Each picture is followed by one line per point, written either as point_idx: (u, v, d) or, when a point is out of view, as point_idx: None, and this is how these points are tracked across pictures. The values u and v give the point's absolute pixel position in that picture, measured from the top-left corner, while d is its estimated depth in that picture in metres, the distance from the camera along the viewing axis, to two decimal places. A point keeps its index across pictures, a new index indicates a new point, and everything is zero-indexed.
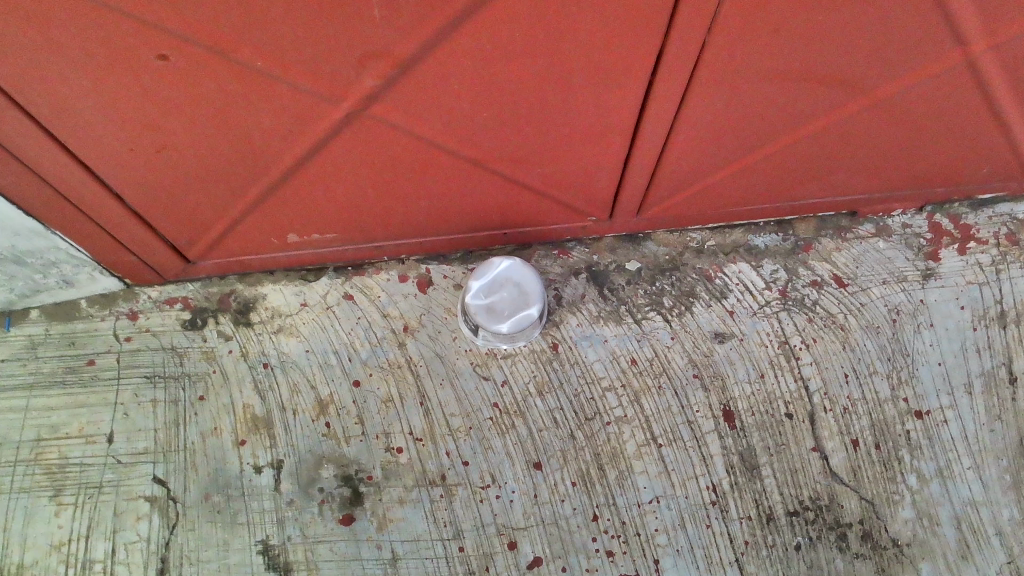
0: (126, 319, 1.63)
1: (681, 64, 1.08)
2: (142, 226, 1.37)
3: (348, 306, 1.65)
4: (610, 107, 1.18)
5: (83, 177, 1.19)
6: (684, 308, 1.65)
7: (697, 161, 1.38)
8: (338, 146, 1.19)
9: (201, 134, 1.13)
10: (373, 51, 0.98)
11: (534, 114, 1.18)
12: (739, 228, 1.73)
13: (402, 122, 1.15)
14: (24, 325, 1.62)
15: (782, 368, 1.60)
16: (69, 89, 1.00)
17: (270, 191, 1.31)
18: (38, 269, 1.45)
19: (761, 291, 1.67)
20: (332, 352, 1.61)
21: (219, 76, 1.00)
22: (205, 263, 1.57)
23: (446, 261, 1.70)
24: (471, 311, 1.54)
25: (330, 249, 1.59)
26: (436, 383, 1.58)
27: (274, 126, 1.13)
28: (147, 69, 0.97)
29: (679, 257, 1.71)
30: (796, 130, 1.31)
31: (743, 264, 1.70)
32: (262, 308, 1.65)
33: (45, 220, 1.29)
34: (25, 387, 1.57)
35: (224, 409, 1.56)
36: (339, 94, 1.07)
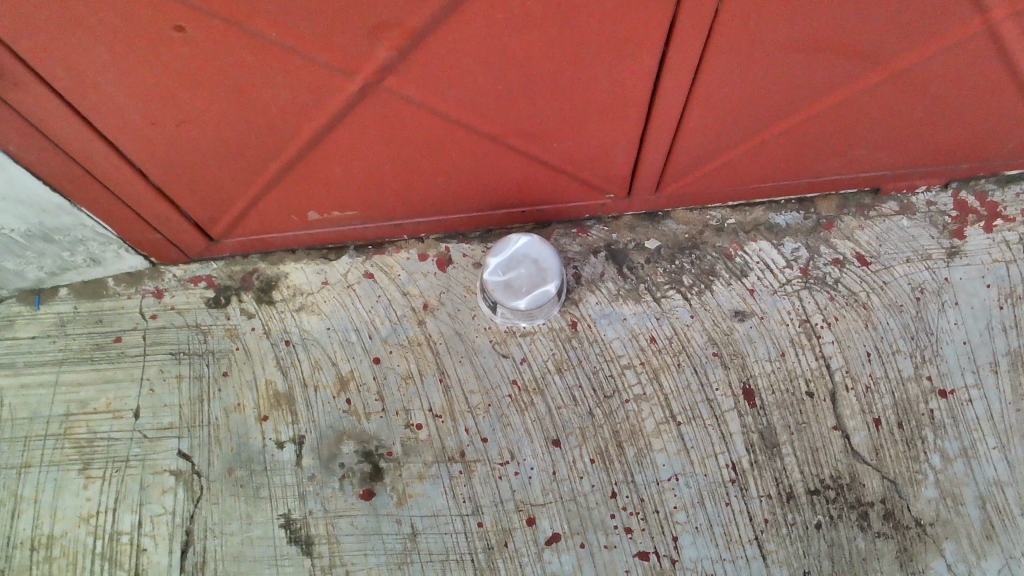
0: (151, 297, 1.66)
1: (694, 34, 1.07)
2: (166, 204, 1.39)
3: (368, 284, 1.66)
4: (623, 82, 1.17)
5: (106, 153, 1.21)
6: (704, 286, 1.64)
7: (715, 137, 1.36)
8: (354, 121, 1.20)
9: (220, 109, 1.14)
10: (385, 22, 0.99)
11: (550, 90, 1.18)
12: (760, 206, 1.71)
13: (417, 97, 1.15)
14: (53, 302, 1.65)
15: (803, 346, 1.59)
16: (91, 63, 1.02)
17: (289, 167, 1.32)
18: (65, 246, 1.48)
19: (782, 270, 1.65)
20: (353, 330, 1.62)
21: (238, 48, 1.01)
22: (227, 242, 1.59)
23: (465, 240, 1.71)
24: (488, 288, 1.55)
25: (350, 229, 1.59)
26: (455, 360, 1.59)
27: (291, 101, 1.13)
28: (165, 41, 0.99)
29: (699, 236, 1.69)
30: (816, 103, 1.29)
31: (764, 242, 1.68)
32: (284, 286, 1.66)
33: (71, 196, 1.31)
34: (55, 363, 1.61)
35: (247, 386, 1.58)
36: (353, 67, 1.07)
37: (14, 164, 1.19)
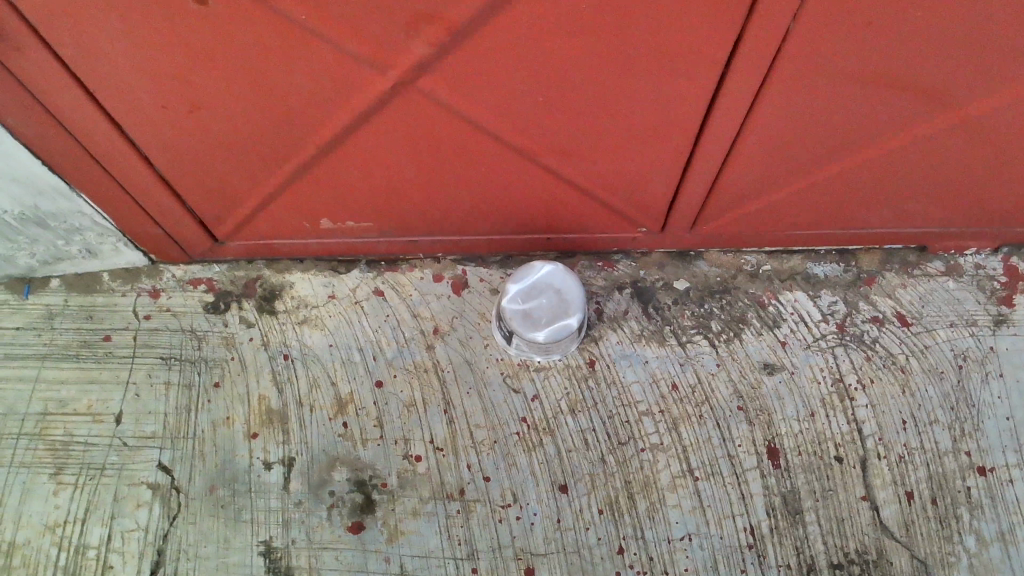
0: (147, 296, 1.56)
1: (758, 57, 0.98)
2: (171, 197, 1.30)
3: (377, 302, 1.57)
4: (673, 103, 1.08)
5: (111, 135, 1.12)
6: (733, 334, 1.54)
7: (762, 174, 1.27)
8: (380, 122, 1.11)
9: (237, 96, 1.05)
10: (425, 13, 0.90)
11: (594, 106, 1.09)
12: (798, 254, 1.61)
13: (450, 101, 1.07)
14: (43, 293, 1.56)
15: (834, 408, 1.49)
16: (102, 32, 0.93)
17: (306, 168, 1.23)
18: (60, 233, 1.39)
19: (817, 324, 1.55)
20: (357, 349, 1.52)
21: (262, 29, 0.93)
22: (232, 245, 1.50)
23: (484, 264, 1.61)
24: (506, 317, 1.45)
25: (364, 241, 1.50)
26: (462, 390, 1.49)
27: (314, 94, 1.05)
28: (184, 14, 0.90)
29: (732, 280, 1.59)
30: (875, 146, 1.20)
31: (800, 292, 1.58)
32: (288, 297, 1.57)
33: (70, 179, 1.23)
34: (38, 358, 1.51)
35: (239, 399, 1.48)
36: (385, 61, 0.98)
37: (11, 139, 1.11)
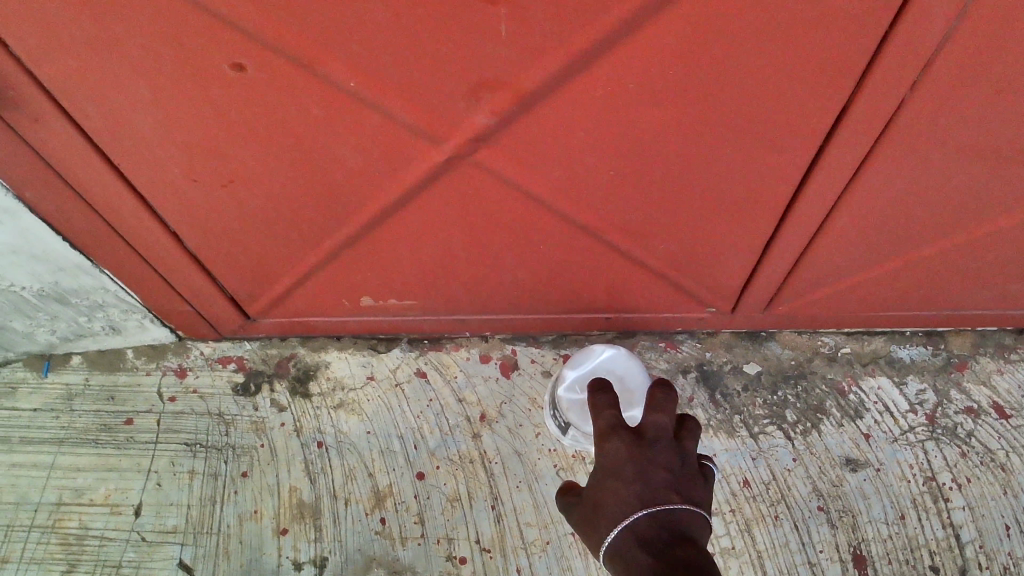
0: (172, 376, 1.45)
1: (865, 129, 0.86)
2: (201, 274, 1.19)
3: (420, 384, 1.45)
4: (762, 177, 0.96)
5: (137, 211, 1.02)
6: (810, 425, 1.39)
7: (853, 254, 1.14)
8: (432, 197, 1.00)
9: (275, 170, 0.95)
10: (491, 80, 0.79)
11: (672, 180, 0.97)
12: (880, 336, 1.47)
13: (512, 175, 0.96)
14: (63, 372, 1.46)
15: (927, 510, 1.32)
16: (130, 103, 0.83)
17: (348, 246, 1.12)
18: (83, 309, 1.29)
19: (905, 414, 1.40)
20: (397, 437, 1.40)
21: (306, 98, 0.82)
22: (265, 323, 1.39)
23: (535, 343, 1.49)
24: (562, 408, 1.32)
25: (406, 319, 1.39)
26: (512, 484, 1.35)
27: (361, 168, 0.94)
28: (220, 83, 0.80)
29: (807, 364, 1.45)
30: (984, 225, 1.07)
31: (884, 379, 1.43)
32: (323, 378, 1.45)
33: (93, 255, 1.13)
34: (55, 442, 1.41)
35: (268, 491, 1.35)
36: (442, 133, 0.88)
37: (31, 215, 1.02)
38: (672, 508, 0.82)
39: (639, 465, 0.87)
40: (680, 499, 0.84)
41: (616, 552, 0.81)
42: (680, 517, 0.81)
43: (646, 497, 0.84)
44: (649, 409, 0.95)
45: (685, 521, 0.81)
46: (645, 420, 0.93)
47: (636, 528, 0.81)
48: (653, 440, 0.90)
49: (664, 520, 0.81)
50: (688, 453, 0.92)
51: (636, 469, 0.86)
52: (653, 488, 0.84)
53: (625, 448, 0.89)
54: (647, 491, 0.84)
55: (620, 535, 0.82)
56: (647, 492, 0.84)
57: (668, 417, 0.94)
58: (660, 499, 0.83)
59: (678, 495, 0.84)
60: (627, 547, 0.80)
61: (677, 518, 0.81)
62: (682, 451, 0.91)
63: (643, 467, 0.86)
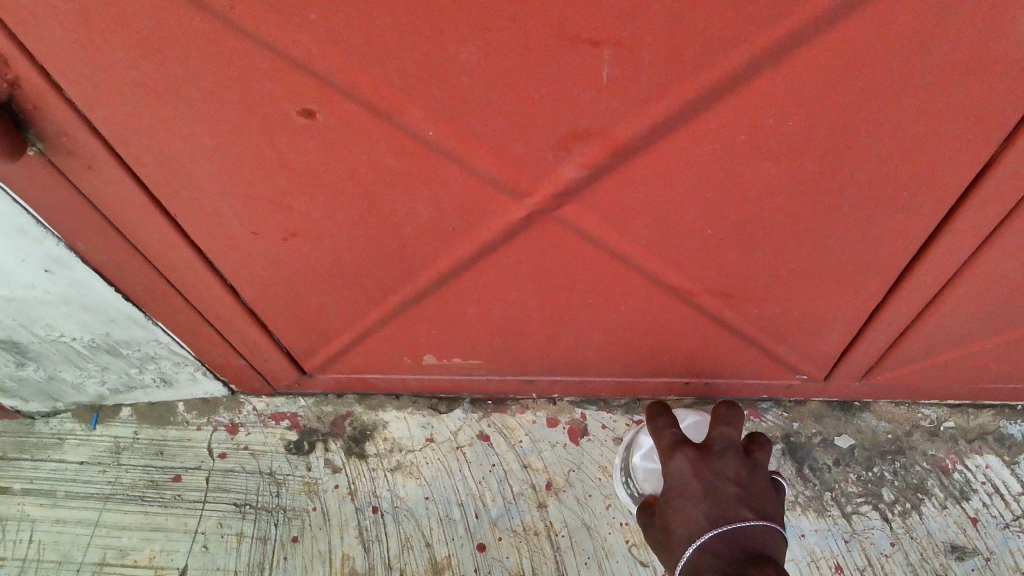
0: (223, 432, 1.39)
1: (1006, 190, 0.75)
2: (259, 329, 1.13)
3: (482, 448, 1.36)
4: (877, 240, 0.86)
5: (194, 265, 0.96)
6: (910, 505, 1.27)
7: (972, 324, 1.03)
8: (508, 254, 0.92)
9: (341, 224, 0.88)
10: (584, 130, 0.71)
11: (774, 241, 0.88)
12: (987, 410, 1.34)
13: (597, 234, 0.88)
14: (112, 424, 1.40)
15: None
16: (191, 154, 0.77)
17: (413, 303, 1.05)
18: (134, 361, 1.23)
19: (1017, 497, 1.26)
20: (457, 504, 1.30)
21: (378, 147, 0.75)
22: (322, 379, 1.31)
23: (606, 407, 1.39)
24: (638, 478, 1.19)
25: (471, 379, 1.30)
26: (580, 561, 1.25)
27: (434, 222, 0.87)
28: (288, 132, 0.73)
29: (905, 438, 1.33)
30: None
31: (992, 457, 1.30)
32: (381, 438, 1.37)
33: (147, 307, 1.07)
34: (100, 498, 1.35)
35: (319, 558, 1.27)
36: (525, 188, 0.80)
37: (83, 265, 0.97)
38: (747, 525, 0.82)
39: (707, 480, 0.89)
40: (753, 514, 0.84)
41: (689, 569, 0.81)
42: (753, 535, 0.81)
43: (716, 514, 0.85)
44: (718, 423, 1.01)
45: (760, 536, 0.82)
46: (714, 432, 0.99)
47: (709, 546, 0.81)
48: (721, 453, 0.94)
49: (740, 540, 0.81)
50: (757, 466, 0.95)
51: (703, 483, 0.89)
52: (723, 504, 0.86)
53: (689, 463, 0.92)
54: (717, 507, 0.86)
55: (691, 555, 0.82)
56: (718, 507, 0.86)
57: (735, 429, 1.00)
58: (734, 516, 0.84)
59: (752, 512, 0.85)
60: (703, 566, 0.79)
61: (751, 534, 0.82)
62: (751, 463, 0.95)
63: (710, 481, 0.89)
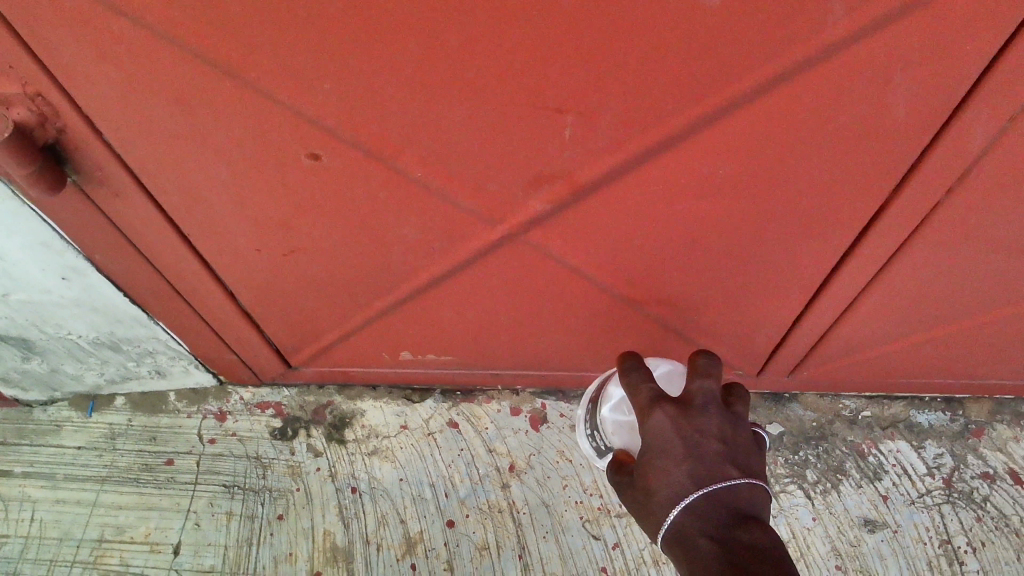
0: (213, 419, 1.50)
1: (900, 224, 0.90)
2: (252, 328, 1.24)
3: (452, 435, 1.49)
4: (798, 261, 1.01)
5: (200, 274, 1.07)
6: (830, 485, 1.44)
7: (882, 328, 1.19)
8: (482, 268, 1.05)
9: (335, 242, 1.00)
10: (550, 173, 0.84)
11: (711, 260, 1.02)
12: (899, 401, 1.51)
13: (559, 252, 1.01)
14: (107, 412, 1.51)
15: (943, 572, 1.35)
16: (208, 186, 0.88)
17: (394, 306, 1.17)
18: (132, 356, 1.34)
19: (922, 478, 1.44)
20: (428, 484, 1.44)
21: (373, 182, 0.87)
22: (306, 371, 1.44)
23: (564, 398, 1.54)
24: (607, 432, 1.04)
25: (443, 372, 1.43)
26: (539, 535, 1.40)
27: (417, 242, 0.99)
28: (296, 170, 0.85)
29: (828, 425, 1.49)
30: (1005, 306, 1.10)
31: (903, 442, 1.48)
32: (359, 425, 1.50)
33: (151, 309, 1.19)
34: (98, 479, 1.46)
35: (303, 534, 1.40)
36: (498, 216, 0.93)
37: (97, 274, 1.07)
38: (732, 484, 0.76)
39: (690, 439, 0.80)
40: (739, 473, 0.78)
41: (674, 533, 0.75)
42: (738, 494, 0.76)
43: (702, 476, 0.77)
44: (695, 375, 0.88)
45: (746, 497, 0.76)
46: (691, 387, 0.86)
47: (696, 511, 0.74)
48: (702, 407, 0.84)
49: (726, 500, 0.75)
50: (739, 420, 0.86)
51: (685, 442, 0.79)
52: (708, 464, 0.78)
53: (670, 420, 0.81)
54: (703, 468, 0.78)
55: (677, 519, 0.75)
56: (702, 469, 0.78)
57: (715, 384, 0.86)
58: (719, 476, 0.77)
59: (736, 470, 0.78)
60: (691, 533, 0.74)
61: (737, 496, 0.76)
62: (734, 417, 0.85)
63: (694, 440, 0.80)
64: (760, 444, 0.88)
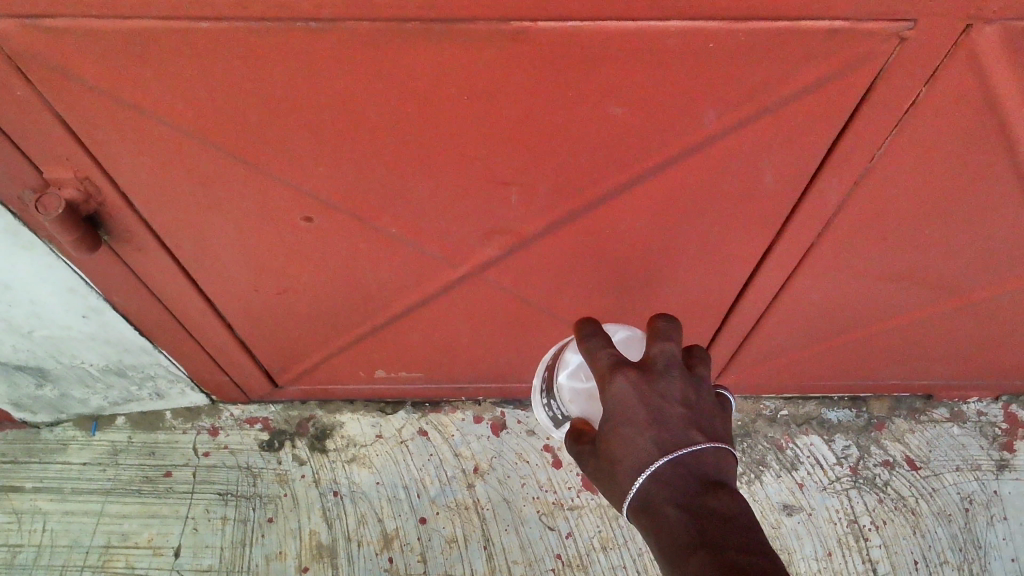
0: (206, 434, 1.67)
1: (786, 260, 1.11)
2: (244, 353, 1.42)
3: (422, 442, 1.68)
4: (710, 289, 1.21)
5: (203, 309, 1.24)
6: (754, 475, 1.64)
7: (788, 339, 1.39)
8: (446, 299, 1.24)
9: (321, 281, 1.18)
10: (500, 227, 1.03)
11: (638, 289, 1.21)
12: (813, 400, 1.73)
13: (510, 286, 1.20)
14: (109, 430, 1.67)
15: (850, 548, 1.57)
16: (216, 240, 1.05)
17: (370, 332, 1.35)
18: (136, 380, 1.51)
19: (832, 466, 1.66)
20: (402, 487, 1.62)
21: (355, 235, 1.06)
22: (291, 389, 1.61)
23: (521, 406, 1.73)
24: (564, 400, 0.99)
25: (413, 386, 1.62)
26: (501, 527, 1.59)
27: (391, 279, 1.18)
28: (291, 227, 1.03)
29: (751, 424, 1.71)
30: (886, 320, 1.32)
31: (816, 436, 1.70)
32: (338, 436, 1.68)
33: (156, 340, 1.35)
34: (103, 492, 1.61)
35: (291, 534, 1.57)
36: (459, 259, 1.12)
37: (113, 312, 1.24)
38: (697, 450, 0.75)
39: (654, 406, 0.77)
40: (705, 439, 0.77)
41: (641, 501, 0.75)
42: (706, 460, 0.75)
43: (666, 442, 0.76)
44: (655, 340, 0.84)
45: (713, 465, 0.75)
46: (652, 351, 0.82)
47: (662, 478, 0.74)
48: (665, 371, 0.80)
49: (692, 466, 0.74)
50: (702, 384, 0.83)
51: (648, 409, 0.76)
52: (673, 431, 0.76)
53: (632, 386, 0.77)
54: (668, 435, 0.76)
55: (645, 486, 0.74)
56: (668, 436, 0.76)
57: (676, 347, 0.83)
58: (685, 441, 0.76)
59: (701, 435, 0.77)
60: (658, 500, 0.73)
61: (705, 463, 0.75)
62: (695, 381, 0.82)
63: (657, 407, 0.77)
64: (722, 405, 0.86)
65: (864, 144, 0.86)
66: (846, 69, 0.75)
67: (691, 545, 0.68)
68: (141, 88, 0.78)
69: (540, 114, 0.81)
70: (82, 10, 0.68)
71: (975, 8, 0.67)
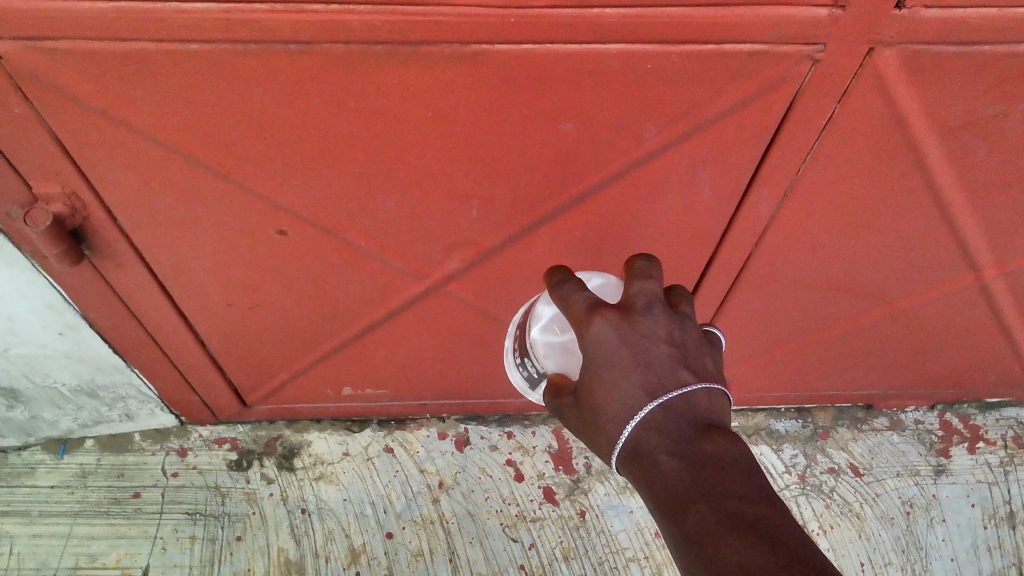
0: (174, 455, 1.70)
1: (727, 271, 1.19)
2: (215, 371, 1.46)
3: (388, 459, 1.73)
4: None
5: (177, 326, 1.29)
6: None
7: (734, 350, 1.48)
8: (411, 313, 1.30)
9: (292, 296, 1.24)
10: (462, 240, 1.10)
11: None
12: (761, 412, 1.82)
13: (471, 299, 1.27)
14: (76, 453, 1.69)
15: None
16: (193, 255, 1.11)
17: (337, 348, 1.41)
18: (107, 401, 1.54)
19: (781, 475, 1.74)
20: (368, 503, 1.67)
21: (325, 250, 1.12)
22: (258, 409, 1.65)
23: (483, 422, 1.79)
24: (538, 354, 0.93)
25: (377, 403, 1.67)
26: (466, 540, 1.64)
27: (359, 294, 1.24)
28: (266, 242, 1.09)
29: None
30: (823, 330, 1.41)
31: (765, 447, 1.78)
32: (306, 454, 1.72)
33: (129, 358, 1.39)
34: (70, 514, 1.63)
35: (259, 551, 1.60)
36: (423, 273, 1.18)
37: (89, 329, 1.28)
38: (689, 392, 0.77)
39: (639, 347, 0.78)
40: (695, 379, 0.79)
41: (632, 448, 0.77)
42: (697, 402, 0.77)
43: (655, 385, 0.78)
44: (635, 278, 0.83)
45: (705, 405, 0.78)
46: (632, 291, 0.82)
47: (655, 425, 0.76)
48: (648, 310, 0.80)
49: (684, 409, 0.77)
50: (687, 321, 0.83)
51: (635, 349, 0.78)
52: (660, 372, 0.78)
53: (617, 328, 0.78)
54: (656, 377, 0.78)
55: (637, 433, 0.77)
56: (656, 378, 0.78)
57: (657, 286, 0.83)
58: (676, 382, 0.78)
59: (690, 375, 0.78)
60: (650, 447, 0.76)
61: (696, 406, 0.77)
62: (680, 317, 0.83)
63: (642, 348, 0.78)
64: (711, 339, 0.86)
65: (790, 158, 0.95)
66: (769, 88, 0.84)
67: (691, 496, 0.71)
68: (131, 107, 0.84)
69: (499, 131, 0.89)
70: (80, 35, 0.75)
71: (873, 31, 0.77)
